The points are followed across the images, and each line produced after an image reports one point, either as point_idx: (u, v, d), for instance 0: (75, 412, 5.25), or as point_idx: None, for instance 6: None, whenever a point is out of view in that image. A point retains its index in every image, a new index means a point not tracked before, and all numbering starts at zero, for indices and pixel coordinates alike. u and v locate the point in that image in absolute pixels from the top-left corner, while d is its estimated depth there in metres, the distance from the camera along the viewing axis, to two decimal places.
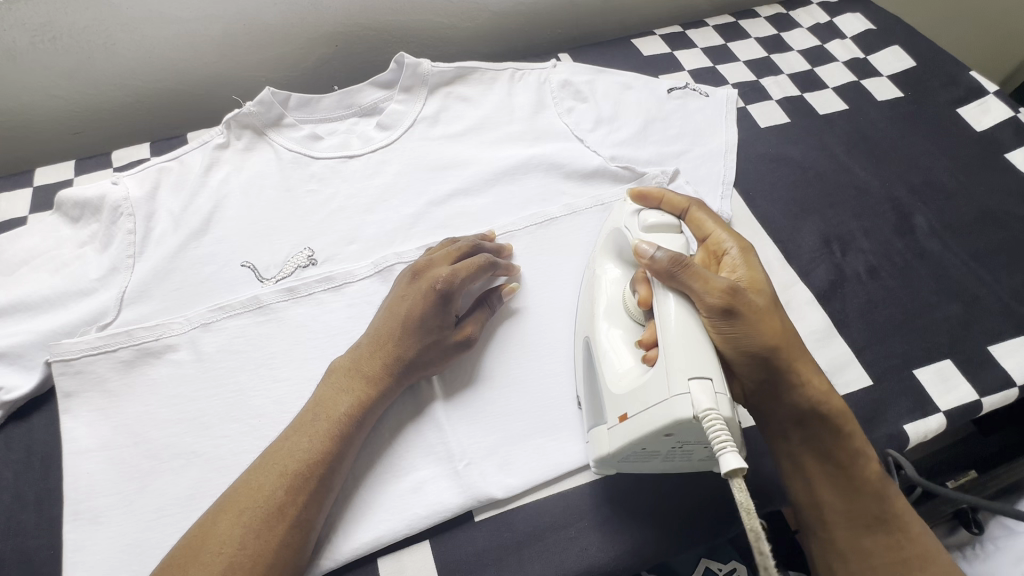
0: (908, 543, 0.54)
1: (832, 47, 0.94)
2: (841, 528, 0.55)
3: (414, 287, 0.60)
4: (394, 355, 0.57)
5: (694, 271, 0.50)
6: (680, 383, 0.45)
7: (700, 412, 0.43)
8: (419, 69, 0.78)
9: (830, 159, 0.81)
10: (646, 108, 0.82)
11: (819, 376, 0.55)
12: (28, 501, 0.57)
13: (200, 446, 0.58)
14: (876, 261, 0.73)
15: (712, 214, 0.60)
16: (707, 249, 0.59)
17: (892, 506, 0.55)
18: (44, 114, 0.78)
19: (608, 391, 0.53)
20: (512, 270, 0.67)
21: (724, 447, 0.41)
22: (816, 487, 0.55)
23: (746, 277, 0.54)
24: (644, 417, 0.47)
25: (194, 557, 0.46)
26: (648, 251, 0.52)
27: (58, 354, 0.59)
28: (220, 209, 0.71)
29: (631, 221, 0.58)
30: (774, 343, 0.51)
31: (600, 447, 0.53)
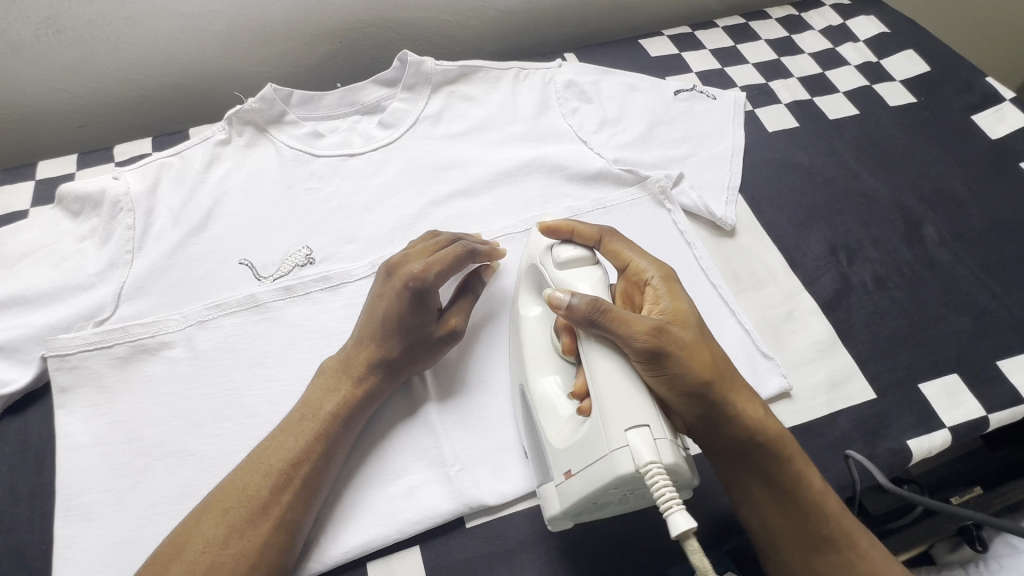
0: (860, 562, 0.50)
1: (844, 50, 0.92)
2: (790, 553, 0.51)
3: (390, 286, 0.58)
4: (376, 355, 0.56)
5: (614, 316, 0.48)
6: (618, 436, 0.44)
7: (643, 466, 0.42)
8: (422, 67, 0.77)
9: (838, 166, 0.80)
10: (651, 111, 0.81)
11: (757, 403, 0.52)
12: (22, 495, 0.57)
13: (194, 444, 0.58)
14: (884, 270, 0.71)
15: (627, 240, 0.58)
16: (629, 279, 0.56)
17: (839, 526, 0.51)
18: (48, 107, 0.78)
19: (551, 447, 0.51)
20: (493, 255, 0.64)
21: (672, 506, 0.41)
22: (762, 514, 0.52)
23: (669, 308, 0.52)
24: (588, 473, 0.46)
25: (179, 554, 0.46)
26: (564, 300, 0.50)
27: (55, 349, 0.60)
28: (219, 206, 0.71)
29: (544, 259, 0.57)
30: (707, 378, 0.49)
31: (551, 507, 0.50)
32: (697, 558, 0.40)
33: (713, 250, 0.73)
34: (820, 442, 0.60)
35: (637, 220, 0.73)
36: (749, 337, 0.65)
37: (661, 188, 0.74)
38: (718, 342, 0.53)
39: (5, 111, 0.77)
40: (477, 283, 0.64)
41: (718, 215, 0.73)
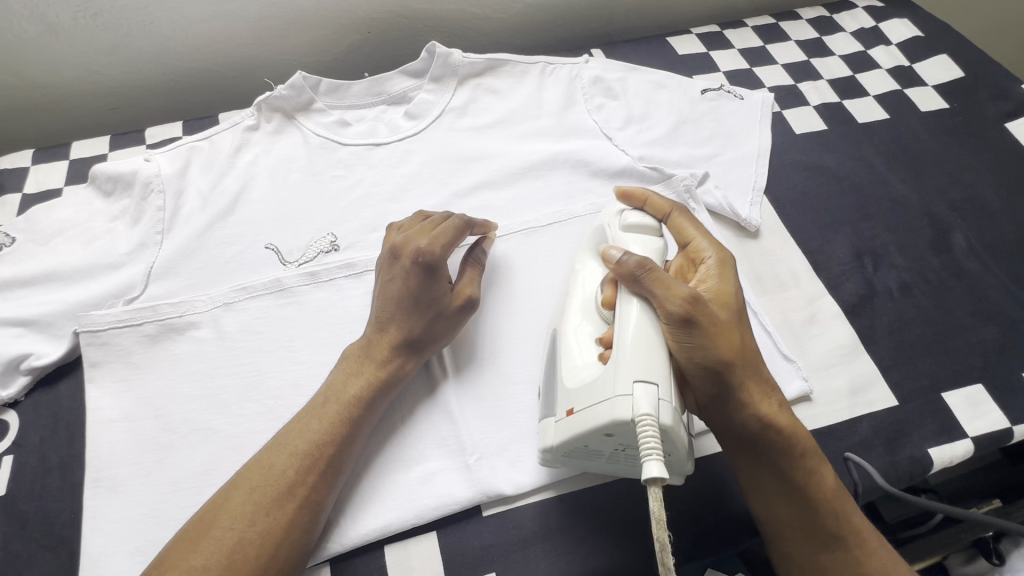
0: (867, 561, 0.51)
1: (876, 54, 0.91)
2: (800, 546, 0.52)
3: (399, 267, 0.59)
4: (399, 336, 0.57)
5: (656, 276, 0.50)
6: (625, 384, 0.45)
7: (637, 416, 0.44)
8: (450, 59, 0.78)
9: (866, 170, 0.79)
10: (677, 109, 0.81)
11: (777, 403, 0.52)
12: (52, 465, 0.58)
13: (218, 423, 0.59)
14: (910, 277, 0.70)
15: (693, 219, 0.59)
16: (686, 256, 0.58)
17: (849, 524, 0.51)
18: (84, 89, 0.80)
19: (562, 386, 0.51)
20: (488, 227, 0.66)
21: (650, 454, 0.42)
22: (771, 504, 0.53)
23: (714, 288, 0.53)
24: (588, 413, 0.47)
25: (208, 529, 0.47)
26: (615, 256, 0.53)
27: (87, 325, 0.61)
28: (247, 190, 0.72)
29: (612, 220, 0.59)
30: (729, 359, 0.50)
31: (546, 440, 0.52)
32: (652, 506, 0.41)
33: (736, 251, 0.72)
34: (839, 447, 0.60)
35: None
36: (772, 339, 0.64)
37: (686, 187, 0.73)
38: (751, 334, 0.53)
39: (43, 91, 0.79)
40: (481, 251, 0.65)
41: (743, 216, 0.73)
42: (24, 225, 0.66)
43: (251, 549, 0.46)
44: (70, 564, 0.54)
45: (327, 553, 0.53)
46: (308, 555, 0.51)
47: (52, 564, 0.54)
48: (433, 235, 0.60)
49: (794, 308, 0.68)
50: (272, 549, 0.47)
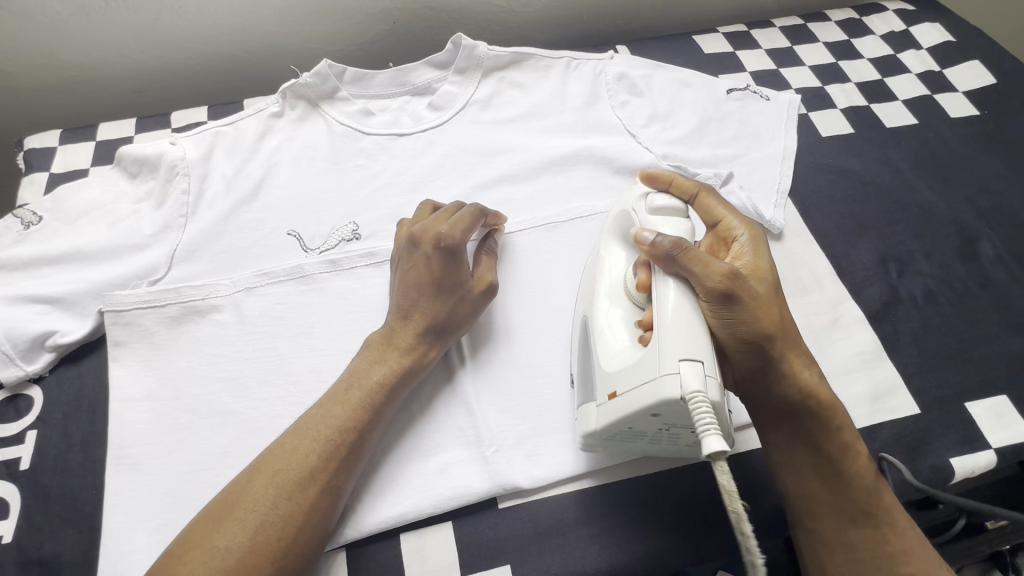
0: (895, 537, 0.52)
1: (906, 58, 0.90)
2: (826, 521, 0.53)
3: (418, 255, 0.60)
4: (423, 324, 0.58)
5: (693, 256, 0.49)
6: (670, 363, 0.45)
7: (688, 394, 0.43)
8: (475, 52, 0.78)
9: (893, 175, 0.78)
10: (703, 108, 0.80)
11: (810, 369, 0.53)
12: (75, 441, 0.59)
13: (238, 405, 0.60)
14: (935, 285, 0.70)
15: (721, 198, 0.59)
16: (718, 234, 0.58)
17: (877, 500, 0.52)
18: (111, 71, 0.80)
19: (601, 369, 0.52)
20: (498, 220, 0.67)
21: (708, 430, 0.41)
22: (803, 481, 0.54)
23: (750, 263, 0.54)
24: (632, 395, 0.47)
25: (229, 511, 0.47)
26: (648, 238, 0.51)
27: (112, 304, 0.62)
28: (270, 176, 0.73)
29: (637, 204, 0.58)
30: (770, 331, 0.50)
31: (587, 423, 0.53)
32: (721, 479, 0.40)
33: None
34: None
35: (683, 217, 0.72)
36: None
37: None
38: (787, 306, 0.54)
39: (72, 72, 0.79)
40: (493, 244, 0.66)
41: (767, 218, 0.72)
42: (51, 205, 0.67)
43: (274, 531, 0.47)
44: (91, 539, 0.55)
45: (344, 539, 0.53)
46: (326, 540, 0.51)
47: (73, 538, 0.55)
48: (453, 221, 0.60)
49: (817, 311, 0.68)
50: (293, 531, 0.47)
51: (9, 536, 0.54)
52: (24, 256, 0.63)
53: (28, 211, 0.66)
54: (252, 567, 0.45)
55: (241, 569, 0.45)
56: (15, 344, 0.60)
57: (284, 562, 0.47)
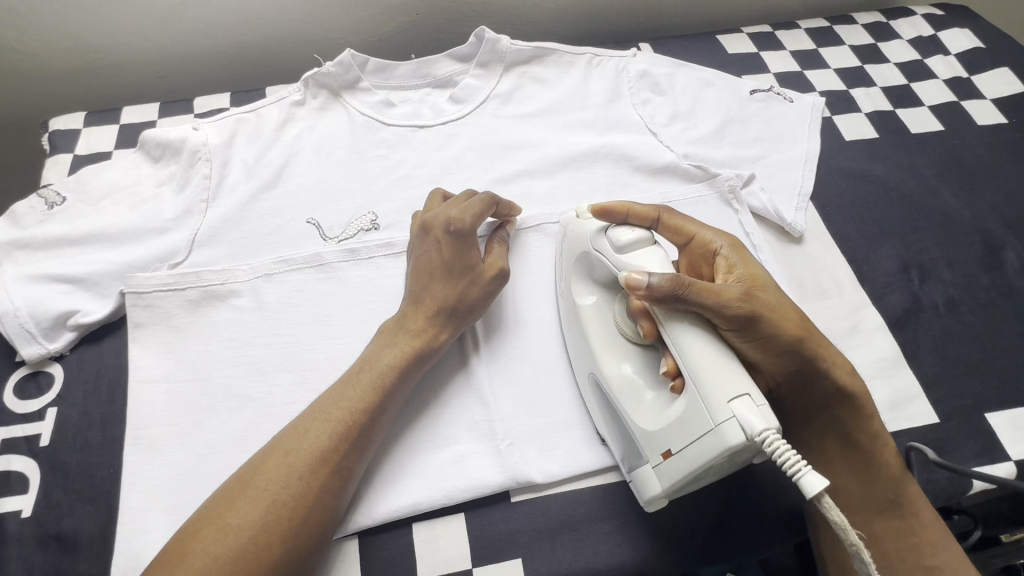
0: (922, 528, 0.53)
1: (933, 63, 0.89)
2: (854, 516, 0.55)
3: (429, 241, 0.60)
4: (434, 307, 0.58)
5: (699, 289, 0.47)
6: (722, 408, 0.44)
7: (755, 436, 0.42)
8: (498, 45, 0.78)
9: (917, 181, 0.77)
10: (725, 108, 0.79)
11: (842, 359, 0.53)
12: (94, 420, 0.60)
13: (255, 390, 0.60)
14: (957, 293, 0.69)
15: (684, 215, 0.57)
16: (695, 251, 0.57)
17: (906, 495, 0.53)
18: (135, 56, 0.81)
19: (642, 430, 0.51)
20: (512, 210, 0.67)
21: (800, 469, 0.40)
22: (832, 476, 0.55)
23: (746, 274, 0.52)
24: (694, 450, 0.46)
25: (243, 488, 0.48)
26: (642, 281, 0.47)
27: (133, 286, 0.62)
28: (291, 164, 0.73)
29: (599, 242, 0.55)
30: (800, 337, 0.50)
31: (650, 487, 0.51)
32: (833, 515, 0.40)
33: (779, 255, 0.71)
34: None
35: (703, 217, 0.72)
36: None
37: (731, 188, 0.72)
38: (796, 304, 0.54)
39: (97, 56, 0.80)
40: (504, 233, 0.66)
41: (787, 221, 0.72)
42: (75, 185, 0.67)
43: (285, 510, 0.47)
44: (108, 516, 0.55)
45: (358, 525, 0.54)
46: (337, 522, 0.51)
47: (90, 515, 0.55)
48: (463, 207, 0.61)
49: (836, 316, 0.67)
50: (303, 511, 0.48)
51: (28, 511, 0.55)
52: (46, 235, 0.64)
53: (51, 191, 0.67)
54: (262, 545, 0.45)
55: (252, 547, 0.45)
56: (38, 322, 0.60)
57: (295, 541, 0.47)
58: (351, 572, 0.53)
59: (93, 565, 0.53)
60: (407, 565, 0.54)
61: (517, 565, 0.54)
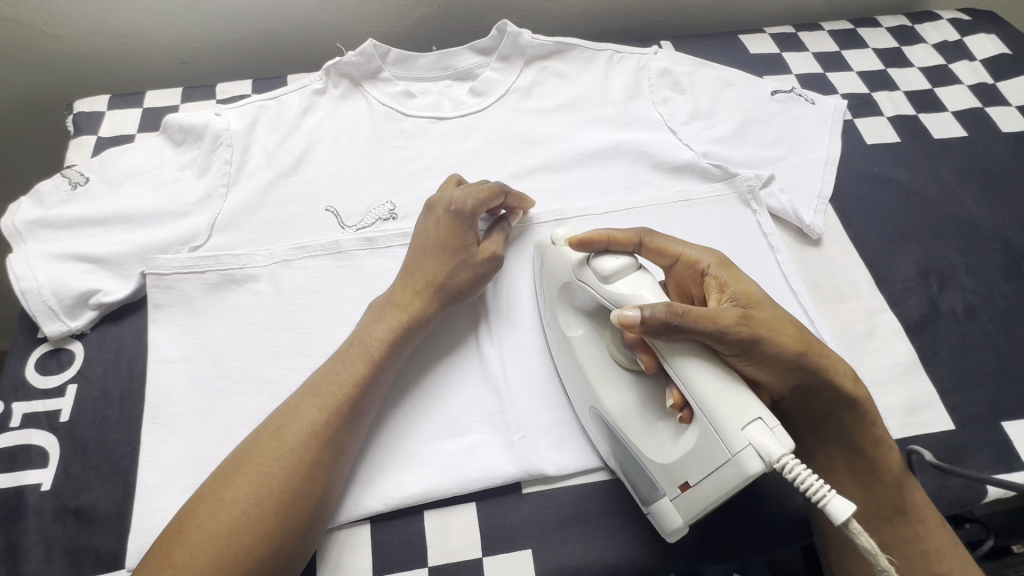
0: (927, 531, 0.53)
1: (957, 68, 0.88)
2: (861, 524, 0.54)
3: (430, 218, 0.62)
4: (424, 283, 0.59)
5: (695, 317, 0.44)
6: (736, 437, 0.42)
7: (774, 462, 0.40)
8: (519, 39, 0.77)
9: (939, 187, 0.76)
10: (745, 108, 0.79)
11: (841, 364, 0.51)
12: (113, 398, 0.60)
13: (271, 374, 0.61)
14: (976, 301, 0.68)
15: (665, 235, 0.56)
16: (681, 272, 0.55)
17: (910, 499, 0.53)
18: (159, 41, 0.81)
19: (655, 464, 0.49)
20: (523, 199, 0.67)
21: (825, 494, 0.39)
22: (841, 487, 0.55)
23: (739, 292, 0.51)
24: (713, 482, 0.44)
25: (243, 460, 0.49)
26: (636, 317, 0.45)
27: (154, 267, 0.63)
28: (311, 152, 0.73)
29: (584, 274, 0.53)
30: (802, 350, 0.48)
31: (671, 520, 0.49)
32: (862, 540, 0.39)
33: (796, 257, 0.71)
34: None
35: (720, 217, 0.71)
36: None
37: (750, 188, 0.72)
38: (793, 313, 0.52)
39: (121, 40, 0.81)
40: (508, 222, 0.66)
41: (806, 222, 0.71)
42: (98, 167, 0.68)
43: (277, 482, 0.47)
44: (125, 492, 0.56)
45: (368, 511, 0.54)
46: (334, 501, 0.52)
47: (108, 490, 0.56)
48: (468, 190, 0.62)
49: (853, 320, 0.67)
50: (294, 483, 0.48)
51: (48, 484, 0.56)
52: (70, 215, 0.64)
53: (75, 172, 0.67)
54: (255, 517, 0.46)
55: (245, 519, 0.45)
56: (61, 300, 0.61)
57: (289, 515, 0.47)
58: (362, 556, 0.53)
59: (109, 539, 0.54)
60: (417, 553, 0.54)
61: (526, 556, 0.54)
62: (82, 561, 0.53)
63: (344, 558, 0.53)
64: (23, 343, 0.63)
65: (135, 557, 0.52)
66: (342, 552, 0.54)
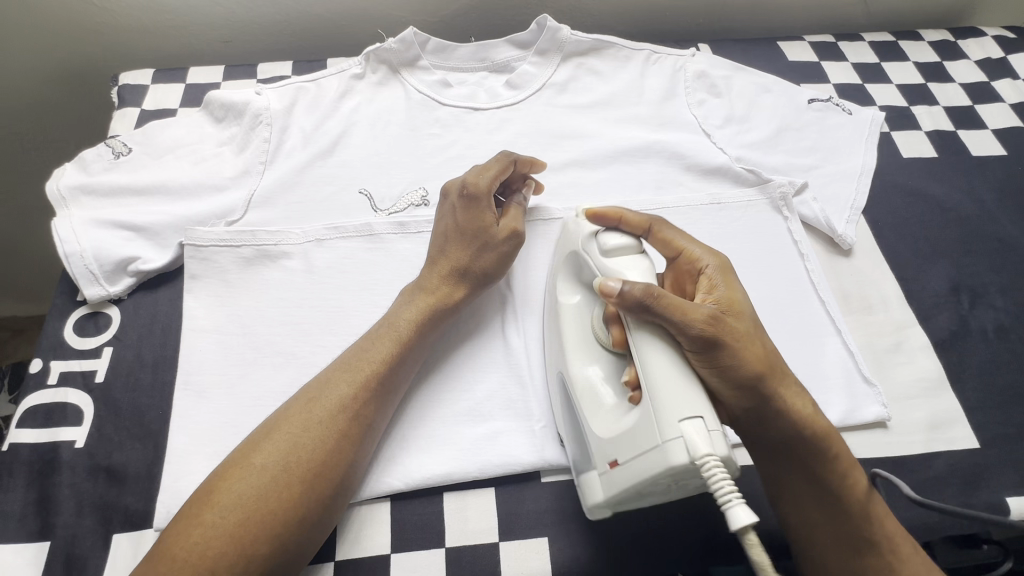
0: (901, 565, 0.48)
1: (1000, 86, 0.86)
2: (825, 548, 0.50)
3: (445, 203, 0.62)
4: (449, 268, 0.60)
5: (668, 302, 0.44)
6: (670, 427, 0.41)
7: (697, 458, 0.39)
8: (558, 35, 0.77)
9: (975, 205, 0.76)
10: (782, 115, 0.78)
11: (802, 396, 0.49)
12: (147, 362, 0.62)
13: (300, 349, 0.62)
14: (1007, 321, 0.68)
15: (677, 228, 0.53)
16: (681, 266, 0.53)
17: (882, 528, 0.49)
18: (202, 18, 0.83)
19: (595, 438, 0.49)
20: (536, 165, 0.65)
21: (730, 499, 0.38)
22: (801, 509, 0.50)
23: (725, 297, 0.48)
24: (637, 464, 0.44)
25: (275, 428, 0.50)
26: (616, 289, 0.45)
27: (192, 239, 0.64)
28: (347, 135, 0.74)
29: (589, 245, 0.53)
30: (761, 372, 0.45)
31: (594, 495, 0.49)
32: (754, 555, 0.37)
33: (825, 267, 0.71)
34: (913, 479, 0.58)
35: (751, 223, 0.71)
36: (853, 360, 0.63)
37: (783, 195, 0.71)
38: (769, 337, 0.49)
39: (166, 16, 0.82)
40: (523, 198, 0.65)
41: (838, 232, 0.71)
42: (141, 138, 0.69)
43: (304, 454, 0.48)
44: (155, 455, 0.58)
45: (371, 483, 0.55)
46: (358, 478, 0.53)
47: (139, 452, 0.58)
48: (484, 169, 0.62)
49: (880, 332, 0.67)
50: (321, 456, 0.49)
51: (82, 441, 0.58)
52: (112, 183, 0.66)
53: (118, 142, 0.69)
54: (282, 485, 0.47)
55: (274, 487, 0.46)
56: (102, 265, 0.63)
57: (314, 488, 0.48)
58: (380, 533, 0.54)
59: (138, 499, 0.56)
60: (436, 534, 0.55)
61: (542, 544, 0.55)
62: (111, 518, 0.55)
63: (363, 533, 0.54)
64: (63, 305, 0.64)
65: (162, 517, 0.54)
66: (362, 527, 0.54)
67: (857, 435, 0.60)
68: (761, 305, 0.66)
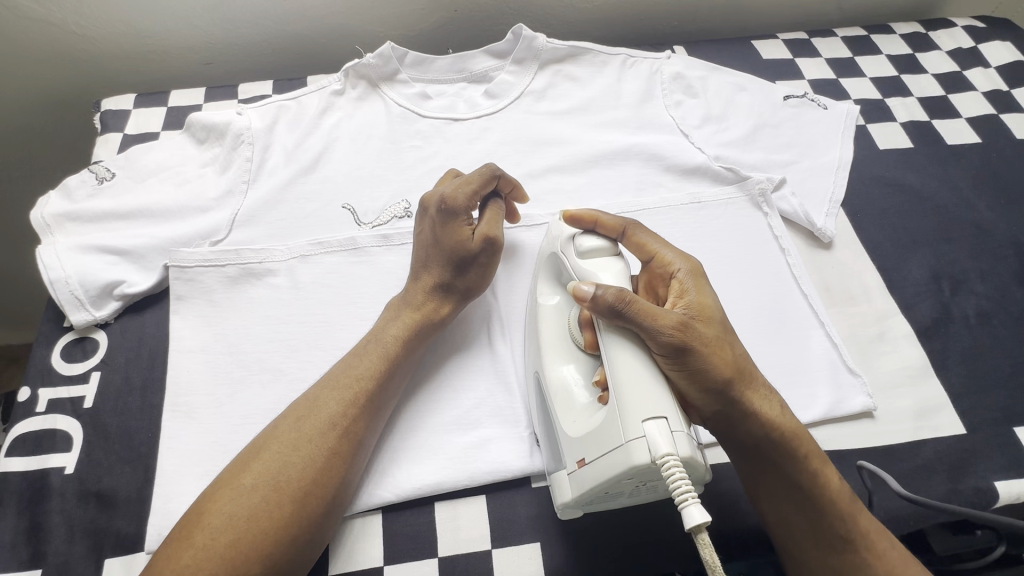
0: (879, 562, 0.48)
1: (972, 75, 0.88)
2: (799, 540, 0.50)
3: (426, 221, 0.62)
4: (432, 285, 0.60)
5: (640, 308, 0.44)
6: (633, 427, 0.42)
7: (657, 458, 0.40)
8: (534, 43, 0.78)
9: (952, 192, 0.77)
10: (758, 112, 0.79)
11: (771, 400, 0.49)
12: (135, 385, 0.62)
13: (288, 365, 0.62)
14: (988, 305, 0.68)
15: (650, 231, 0.54)
16: (653, 270, 0.53)
17: (854, 523, 0.49)
18: (184, 42, 0.84)
19: (566, 435, 0.49)
20: (515, 189, 0.65)
21: (686, 498, 0.38)
22: (773, 502, 0.50)
23: (695, 302, 0.48)
24: (603, 464, 0.44)
25: (261, 451, 0.50)
26: (588, 292, 0.46)
27: (176, 261, 0.65)
28: (329, 151, 0.74)
29: (566, 248, 0.54)
30: (731, 375, 0.46)
31: (563, 496, 0.50)
32: (704, 553, 0.37)
33: (806, 260, 0.72)
34: (901, 469, 0.59)
35: (731, 220, 0.72)
36: (837, 352, 0.64)
37: (761, 191, 0.72)
38: (742, 341, 0.50)
39: (147, 41, 0.83)
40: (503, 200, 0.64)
41: (817, 226, 0.72)
42: (123, 162, 0.69)
43: (294, 472, 0.49)
44: (145, 477, 0.58)
45: (363, 496, 0.55)
46: (349, 496, 0.53)
47: (129, 475, 0.58)
48: (460, 183, 0.61)
49: (864, 322, 0.68)
50: (310, 474, 0.49)
51: (71, 467, 0.58)
52: (96, 209, 0.66)
53: (102, 167, 0.69)
54: (272, 505, 0.47)
55: (263, 506, 0.47)
56: (87, 290, 0.63)
57: (306, 505, 0.48)
58: (374, 545, 0.54)
59: (129, 523, 0.56)
60: (427, 543, 0.55)
61: (535, 549, 0.55)
62: (102, 543, 0.55)
63: (356, 547, 0.54)
64: (50, 332, 0.65)
65: (154, 540, 0.54)
66: (356, 539, 0.55)
67: (843, 426, 0.61)
68: (744, 303, 0.66)
